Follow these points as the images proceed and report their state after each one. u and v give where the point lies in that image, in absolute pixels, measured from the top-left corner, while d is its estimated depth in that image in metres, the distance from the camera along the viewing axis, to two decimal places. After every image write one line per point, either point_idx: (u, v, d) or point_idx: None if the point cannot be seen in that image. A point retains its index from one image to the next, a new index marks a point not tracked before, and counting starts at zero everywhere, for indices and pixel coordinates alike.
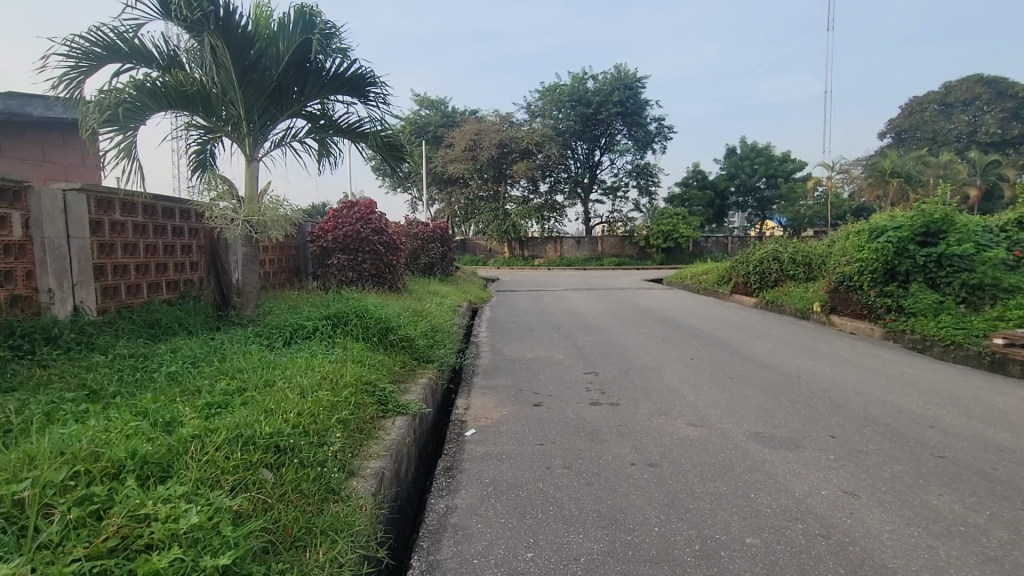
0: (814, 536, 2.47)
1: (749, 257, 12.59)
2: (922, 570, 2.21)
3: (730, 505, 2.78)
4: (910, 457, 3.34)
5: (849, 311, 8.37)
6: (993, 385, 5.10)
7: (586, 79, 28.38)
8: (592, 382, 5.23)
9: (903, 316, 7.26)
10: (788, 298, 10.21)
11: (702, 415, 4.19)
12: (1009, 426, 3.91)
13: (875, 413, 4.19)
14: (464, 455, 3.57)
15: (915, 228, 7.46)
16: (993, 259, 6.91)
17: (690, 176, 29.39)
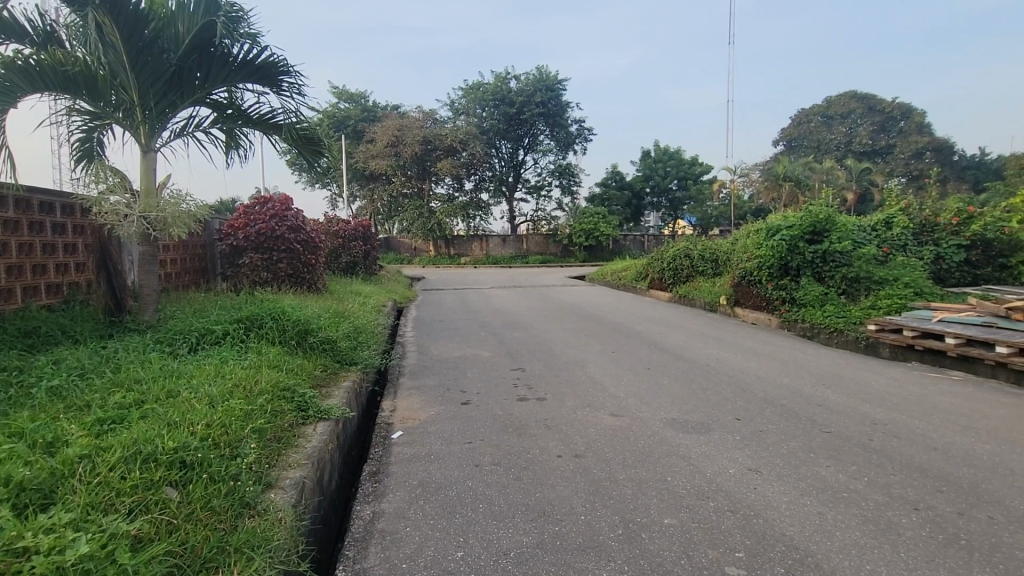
0: (724, 512, 2.68)
1: (663, 254, 13.36)
2: (814, 534, 2.47)
3: (649, 489, 2.94)
4: (803, 434, 3.71)
5: (751, 304, 9.15)
6: (867, 366, 5.79)
7: (509, 78, 28.66)
8: (520, 378, 5.32)
9: (795, 307, 8.04)
10: (698, 293, 10.96)
11: (623, 405, 4.40)
12: (880, 402, 4.46)
13: (773, 396, 4.62)
14: (391, 458, 3.49)
15: (804, 227, 8.27)
16: (867, 255, 7.82)
17: (609, 177, 30.58)
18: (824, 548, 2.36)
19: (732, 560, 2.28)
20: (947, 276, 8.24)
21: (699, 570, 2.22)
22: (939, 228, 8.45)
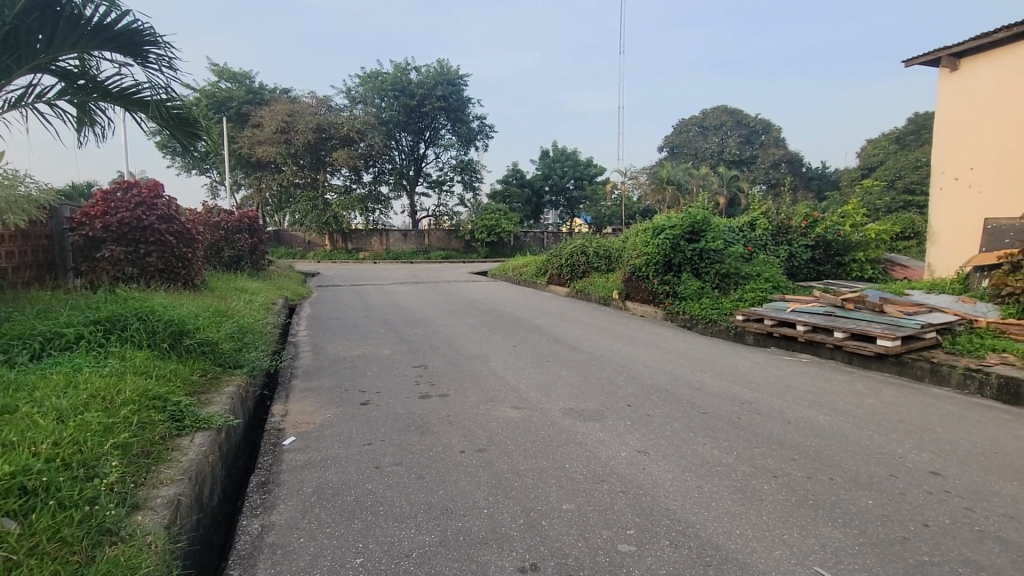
0: (617, 493, 2.87)
1: (561, 251, 13.93)
2: (694, 506, 2.73)
3: (549, 477, 3.05)
4: (684, 416, 4.07)
5: (640, 297, 9.85)
6: (737, 352, 6.50)
7: (409, 69, 28.00)
8: (422, 375, 5.25)
9: (677, 300, 8.80)
10: (594, 287, 11.57)
11: (524, 397, 4.53)
12: (747, 384, 5.03)
13: (659, 382, 5.02)
14: (281, 467, 3.27)
15: (685, 227, 9.01)
16: (735, 254, 8.74)
17: (510, 174, 31.12)
18: (702, 519, 2.61)
19: (624, 538, 2.44)
20: (797, 272, 9.50)
21: (595, 550, 2.35)
22: (792, 231, 9.68)
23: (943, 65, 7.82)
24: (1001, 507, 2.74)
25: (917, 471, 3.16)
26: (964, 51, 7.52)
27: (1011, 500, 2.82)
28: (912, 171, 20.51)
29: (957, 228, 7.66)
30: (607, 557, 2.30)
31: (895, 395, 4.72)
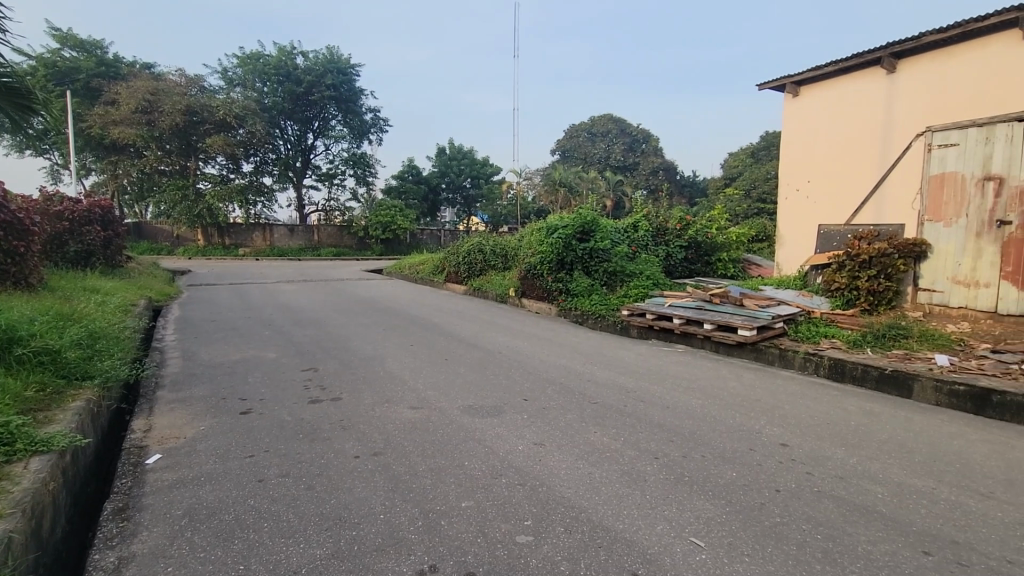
0: (514, 486, 2.95)
1: (458, 249, 13.96)
2: (585, 493, 2.89)
3: (447, 476, 3.05)
4: (577, 407, 4.29)
5: (535, 294, 10.20)
6: (623, 345, 6.99)
7: (295, 54, 26.21)
8: (311, 378, 4.96)
9: (570, 297, 9.24)
10: (490, 285, 11.75)
11: (422, 397, 4.48)
12: (632, 373, 5.43)
13: (553, 375, 5.24)
14: (144, 489, 2.91)
15: (576, 228, 9.46)
16: (621, 253, 9.37)
17: (405, 170, 30.49)
18: (593, 503, 2.78)
19: (522, 529, 2.53)
20: (673, 270, 10.44)
21: (494, 545, 2.40)
22: (669, 233, 10.61)
23: (788, 90, 9.01)
24: (832, 470, 3.25)
25: (770, 443, 3.64)
26: (804, 80, 8.72)
27: (840, 463, 3.35)
28: (764, 182, 23.36)
29: (799, 232, 8.85)
30: (505, 550, 2.36)
31: (753, 378, 5.38)
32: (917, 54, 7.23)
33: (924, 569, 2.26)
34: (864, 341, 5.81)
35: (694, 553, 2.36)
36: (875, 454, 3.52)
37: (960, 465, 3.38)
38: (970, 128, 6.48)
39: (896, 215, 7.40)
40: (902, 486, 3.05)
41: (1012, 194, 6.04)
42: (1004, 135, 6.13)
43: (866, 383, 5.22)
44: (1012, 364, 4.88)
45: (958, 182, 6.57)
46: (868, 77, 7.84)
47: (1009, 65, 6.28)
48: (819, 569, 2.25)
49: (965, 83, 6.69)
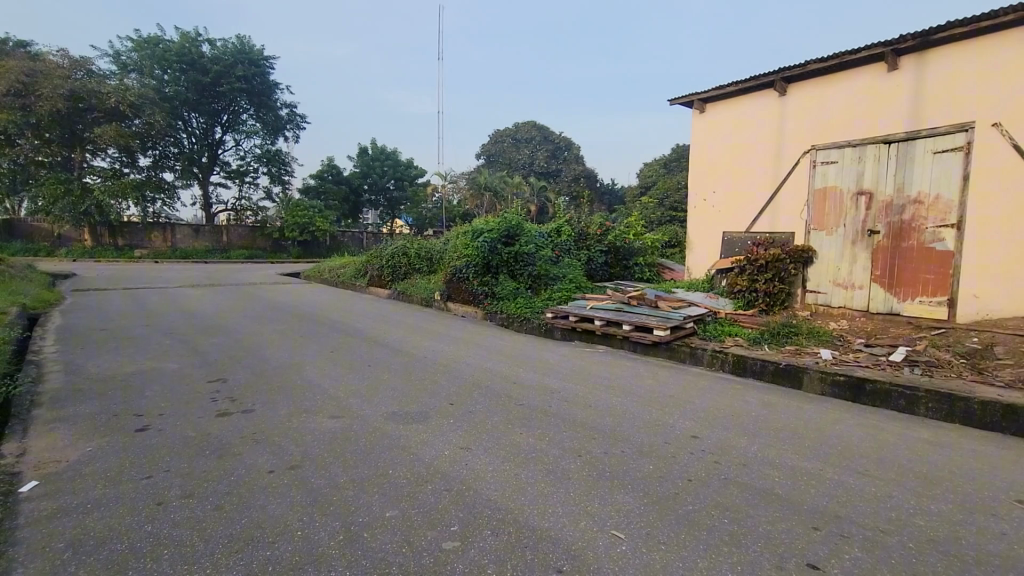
0: (440, 492, 2.93)
1: (382, 252, 13.64)
2: (511, 494, 2.93)
3: (371, 486, 2.97)
4: (503, 409, 4.34)
5: (460, 298, 10.19)
6: (547, 347, 7.16)
7: (201, 41, 24.33)
8: (220, 390, 4.63)
9: (495, 300, 9.32)
10: (415, 289, 11.59)
11: (343, 405, 4.32)
12: (556, 374, 5.58)
13: (480, 379, 5.25)
14: (17, 521, 2.57)
15: (501, 231, 9.57)
16: (545, 257, 9.60)
17: (324, 170, 29.26)
18: (519, 504, 2.82)
19: (448, 536, 2.51)
20: (594, 273, 10.85)
21: (420, 553, 2.37)
22: (590, 238, 11.02)
23: (696, 107, 9.60)
24: (737, 458, 3.53)
25: (682, 436, 3.88)
26: (709, 97, 9.33)
27: (743, 451, 3.65)
28: (674, 193, 25.15)
29: (706, 239, 9.47)
30: (432, 558, 2.34)
31: (667, 376, 5.72)
32: (804, 80, 7.94)
33: (814, 542, 2.52)
34: (763, 338, 6.37)
35: (616, 544, 2.47)
36: (773, 441, 3.87)
37: (842, 447, 3.80)
38: (848, 147, 7.36)
39: (788, 225, 8.13)
40: (795, 469, 3.38)
41: (880, 206, 6.94)
42: (874, 154, 7.06)
43: (764, 377, 5.72)
44: (881, 355, 5.58)
45: (838, 195, 7.43)
46: (764, 98, 8.51)
47: (877, 95, 7.04)
48: (727, 550, 2.43)
49: (843, 108, 7.43)
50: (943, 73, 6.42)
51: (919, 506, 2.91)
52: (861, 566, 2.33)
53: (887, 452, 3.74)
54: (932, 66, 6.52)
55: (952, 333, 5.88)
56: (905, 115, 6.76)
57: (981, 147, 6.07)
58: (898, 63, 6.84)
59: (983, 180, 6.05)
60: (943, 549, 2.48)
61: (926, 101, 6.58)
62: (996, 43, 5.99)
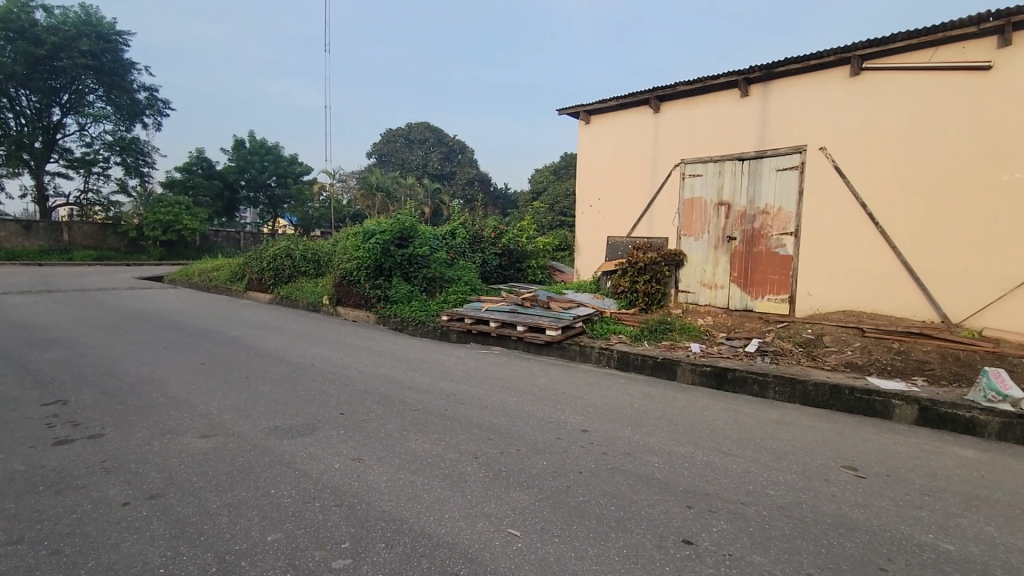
0: (330, 508, 2.78)
1: (262, 253, 12.65)
2: (406, 503, 2.86)
3: (250, 509, 2.74)
4: (397, 415, 4.23)
5: (351, 302, 9.81)
6: (442, 350, 7.12)
7: (32, 5, 20.73)
8: (59, 413, 3.98)
9: (388, 304, 9.09)
10: (301, 294, 10.92)
11: (217, 422, 3.93)
12: (452, 377, 5.56)
13: (372, 386, 5.07)
14: None
15: (394, 233, 9.34)
16: (439, 259, 9.53)
17: (192, 162, 26.33)
18: (415, 512, 2.78)
19: (339, 554, 2.39)
20: (489, 276, 10.99)
21: None
22: (484, 241, 11.15)
23: (582, 118, 10.10)
24: (622, 447, 3.79)
25: (573, 431, 4.08)
26: (594, 109, 9.85)
27: (627, 441, 3.92)
28: (564, 198, 26.35)
29: (592, 243, 10.02)
30: None
31: (558, 374, 5.97)
32: (675, 99, 8.72)
33: (687, 520, 2.78)
34: (642, 335, 6.90)
35: (512, 542, 2.52)
36: (653, 429, 4.21)
37: (709, 431, 4.24)
38: (710, 162, 8.22)
39: (663, 231, 8.88)
40: (671, 454, 3.71)
41: (736, 215, 7.86)
42: (731, 170, 7.97)
43: (644, 371, 6.21)
44: (739, 347, 6.32)
45: (703, 205, 8.29)
46: (641, 113, 9.20)
47: (733, 117, 7.96)
48: (614, 535, 2.60)
49: (706, 127, 8.29)
50: (783, 101, 7.43)
51: (770, 477, 3.34)
52: (725, 537, 2.62)
53: (745, 432, 4.24)
54: (775, 96, 7.51)
55: (791, 326, 6.82)
56: (755, 137, 7.72)
57: (812, 167, 7.12)
58: (749, 91, 7.77)
59: (813, 196, 7.10)
60: (788, 513, 2.88)
61: (770, 125, 7.56)
62: (821, 79, 7.05)
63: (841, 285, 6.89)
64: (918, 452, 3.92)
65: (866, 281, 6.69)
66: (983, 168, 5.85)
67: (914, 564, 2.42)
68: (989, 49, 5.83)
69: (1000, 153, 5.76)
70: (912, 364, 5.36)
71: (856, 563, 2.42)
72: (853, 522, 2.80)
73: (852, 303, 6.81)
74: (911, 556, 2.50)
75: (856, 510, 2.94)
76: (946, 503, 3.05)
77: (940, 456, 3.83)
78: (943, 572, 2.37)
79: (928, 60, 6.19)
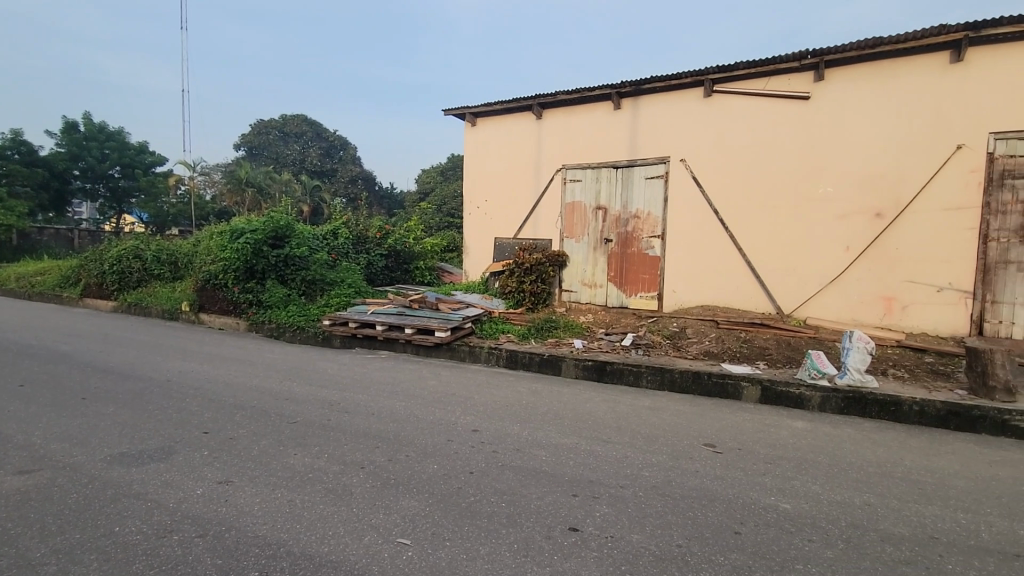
0: (191, 540, 2.48)
1: (103, 254, 10.98)
2: (284, 524, 2.65)
3: (87, 554, 2.34)
4: (273, 430, 3.91)
5: (217, 308, 8.91)
6: (324, 356, 6.72)
7: None
8: None
9: (262, 309, 8.37)
10: (155, 300, 9.67)
11: (41, 454, 3.32)
12: (335, 385, 5.27)
13: (243, 399, 4.63)
14: None
15: (267, 232, 8.62)
16: (320, 260, 8.95)
17: (5, 146, 22.00)
18: (294, 533, 2.58)
19: None
20: (375, 277, 10.61)
21: None
22: (369, 241, 10.74)
23: (468, 120, 10.13)
24: (511, 444, 3.87)
25: (464, 432, 4.08)
26: (479, 112, 9.93)
27: (516, 437, 4.01)
28: (451, 200, 26.41)
29: (479, 244, 10.11)
30: None
31: (448, 375, 5.93)
32: (555, 107, 9.11)
33: (573, 508, 2.92)
34: (529, 333, 7.13)
35: (402, 552, 2.45)
36: (539, 424, 4.35)
37: (591, 421, 4.50)
38: (588, 168, 8.72)
39: (547, 233, 9.25)
40: (558, 446, 3.87)
41: (612, 219, 8.44)
42: (607, 176, 8.54)
43: (532, 368, 6.41)
44: (616, 341, 6.79)
45: (582, 209, 8.77)
46: (524, 119, 9.48)
47: (607, 128, 8.53)
48: (504, 532, 2.65)
49: (584, 135, 8.78)
50: (650, 115, 8.11)
51: (645, 460, 3.64)
52: (607, 520, 2.79)
53: (623, 420, 4.55)
54: (643, 110, 8.17)
55: (660, 321, 7.48)
56: (626, 147, 8.35)
57: (675, 177, 7.88)
58: (621, 103, 8.37)
59: (676, 202, 7.86)
60: (660, 492, 3.15)
61: (639, 136, 8.22)
62: (681, 98, 7.82)
63: (700, 283, 7.70)
64: (762, 426, 4.51)
65: (719, 279, 7.56)
66: (805, 183, 6.91)
67: (760, 524, 2.79)
68: (808, 82, 6.90)
69: (816, 171, 6.85)
70: (756, 350, 6.16)
71: (716, 530, 2.72)
72: (713, 494, 3.15)
73: (708, 299, 7.65)
74: (758, 518, 2.87)
75: (716, 482, 3.31)
76: (784, 469, 3.55)
77: (779, 429, 4.45)
78: (783, 529, 2.75)
79: (764, 87, 7.16)
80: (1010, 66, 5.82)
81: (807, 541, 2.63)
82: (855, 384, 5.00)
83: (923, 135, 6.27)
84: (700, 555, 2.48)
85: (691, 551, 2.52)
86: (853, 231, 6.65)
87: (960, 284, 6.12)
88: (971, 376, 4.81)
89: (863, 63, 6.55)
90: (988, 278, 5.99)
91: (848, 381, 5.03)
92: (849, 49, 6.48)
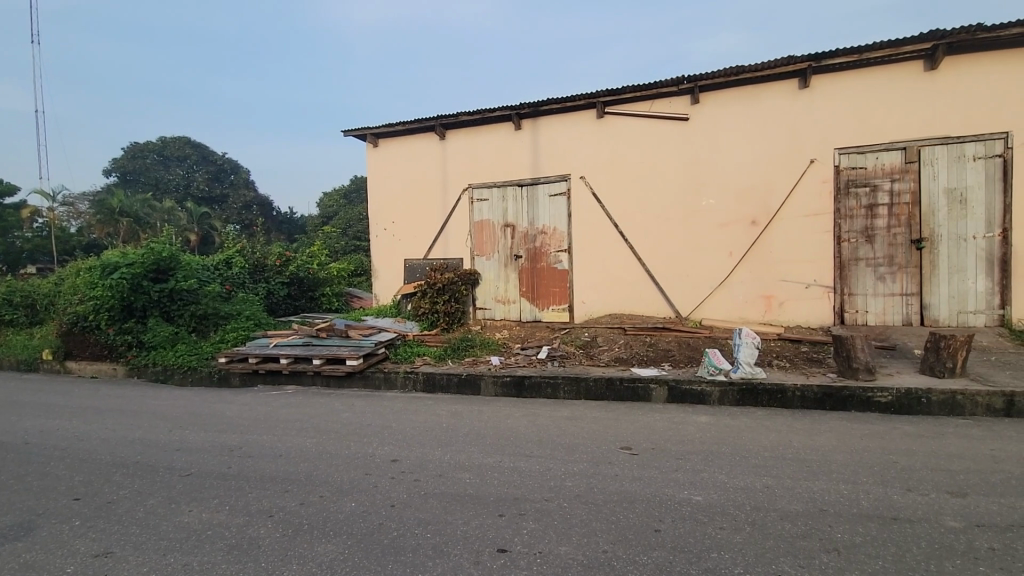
0: None
1: None
2: None
3: None
4: (162, 487, 3.48)
5: (89, 354, 7.86)
6: (221, 397, 6.14)
7: None
8: None
9: (144, 351, 7.50)
10: (7, 350, 8.32)
11: None
12: (235, 428, 4.82)
13: (123, 456, 4.08)
14: None
15: (147, 265, 7.72)
16: (212, 292, 8.20)
17: None
18: None
19: None
20: (276, 307, 9.95)
21: None
22: (267, 269, 10.06)
23: (369, 141, 9.87)
24: (433, 470, 3.77)
25: (383, 463, 3.91)
26: (381, 133, 9.74)
27: (438, 462, 3.91)
28: (357, 223, 25.67)
29: (389, 266, 9.85)
30: None
31: (363, 406, 5.66)
32: (457, 127, 9.18)
33: (500, 528, 2.89)
34: (446, 354, 7.05)
35: None
36: (462, 447, 4.28)
37: (513, 438, 4.51)
38: (494, 187, 8.86)
39: (457, 252, 9.25)
40: (481, 467, 3.82)
41: (520, 236, 8.64)
42: (513, 195, 8.74)
43: (450, 389, 6.32)
44: (532, 355, 6.92)
45: (490, 227, 8.89)
46: (427, 139, 9.45)
47: (510, 148, 8.75)
48: (431, 565, 2.55)
49: (488, 155, 8.93)
50: (549, 135, 8.44)
51: (566, 471, 3.70)
52: (534, 536, 2.80)
53: (544, 433, 4.61)
54: (542, 130, 8.49)
55: (572, 332, 7.73)
56: (529, 166, 8.61)
57: (576, 193, 8.25)
58: (521, 124, 8.63)
59: (579, 217, 8.22)
60: (583, 500, 3.21)
61: (540, 156, 8.52)
62: (576, 118, 8.23)
63: (606, 293, 8.08)
64: (671, 425, 4.78)
65: (623, 288, 7.98)
66: (691, 196, 7.53)
67: (676, 519, 2.93)
68: (686, 105, 7.56)
69: (699, 184, 7.49)
70: (661, 353, 6.55)
71: (637, 531, 2.82)
72: (632, 495, 3.27)
73: (614, 307, 8.04)
74: (674, 514, 3.01)
75: (634, 484, 3.43)
76: (693, 463, 3.78)
77: (687, 426, 4.75)
78: (697, 520, 2.91)
79: (649, 109, 7.75)
80: (845, 91, 6.80)
81: (719, 529, 2.81)
82: (747, 376, 5.48)
83: (783, 151, 7.11)
84: (624, 558, 2.56)
85: (616, 555, 2.59)
86: (733, 238, 7.34)
87: (823, 281, 6.96)
88: (839, 360, 5.44)
89: (730, 89, 7.32)
90: (845, 273, 6.88)
91: (742, 373, 5.49)
92: (718, 76, 7.20)
